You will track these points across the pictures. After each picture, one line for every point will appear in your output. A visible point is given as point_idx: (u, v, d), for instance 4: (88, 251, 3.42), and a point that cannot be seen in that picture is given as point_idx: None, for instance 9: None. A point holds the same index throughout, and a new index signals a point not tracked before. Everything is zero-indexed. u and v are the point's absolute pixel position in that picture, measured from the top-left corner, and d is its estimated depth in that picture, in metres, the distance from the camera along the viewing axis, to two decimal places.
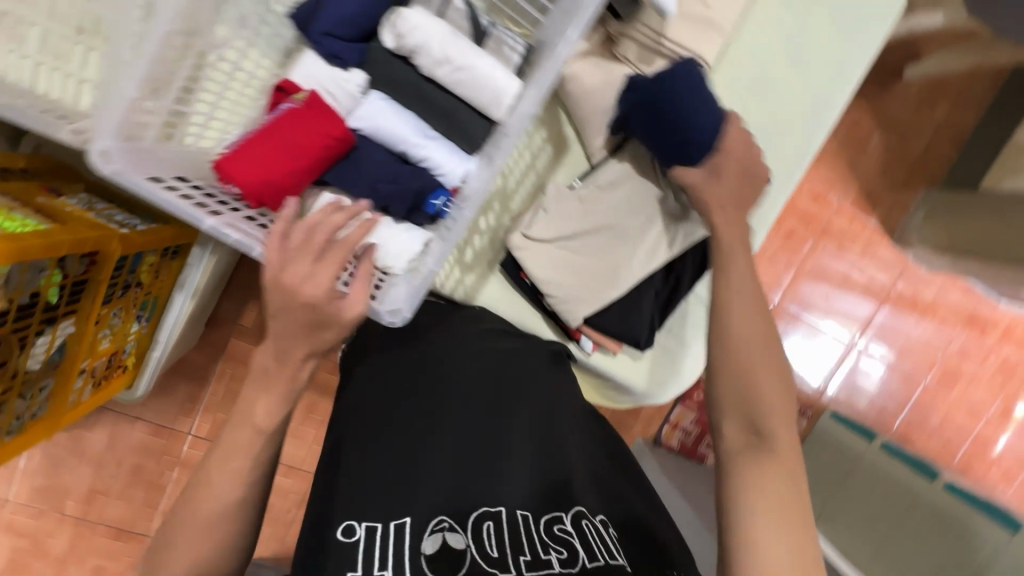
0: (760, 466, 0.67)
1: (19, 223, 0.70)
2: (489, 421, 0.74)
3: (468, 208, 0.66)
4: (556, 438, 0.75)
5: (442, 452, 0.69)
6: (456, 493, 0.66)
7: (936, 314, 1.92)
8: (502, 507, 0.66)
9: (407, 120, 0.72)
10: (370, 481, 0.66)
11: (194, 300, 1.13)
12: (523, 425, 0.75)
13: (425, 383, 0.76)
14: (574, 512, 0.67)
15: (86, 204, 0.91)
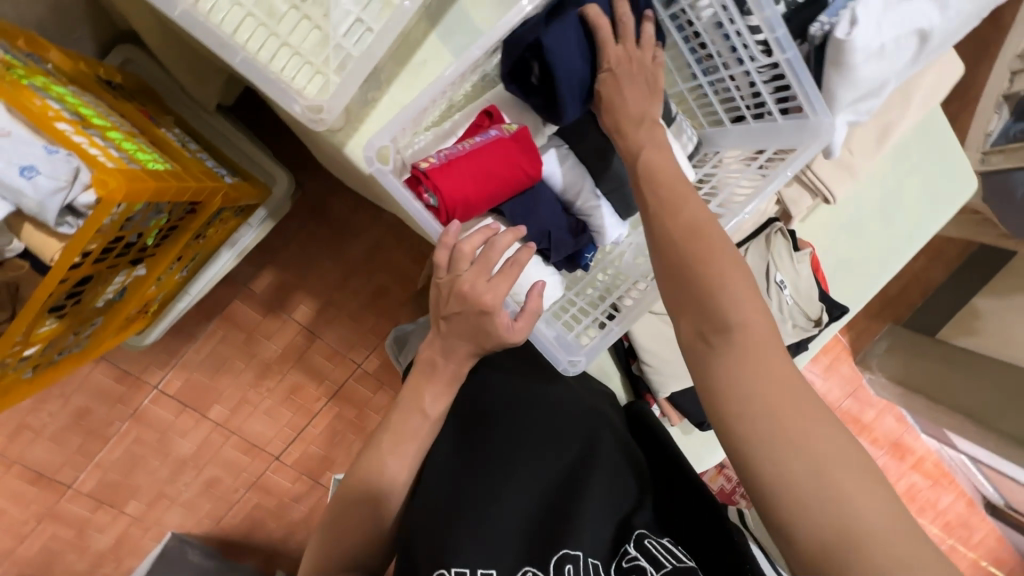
0: (729, 371, 0.48)
1: (148, 155, 0.65)
2: (554, 462, 0.72)
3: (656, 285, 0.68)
4: (622, 468, 0.71)
5: (520, 494, 0.69)
6: (535, 543, 0.65)
7: (871, 433, 2.15)
8: (581, 550, 0.62)
9: (581, 174, 0.70)
10: (454, 531, 0.65)
11: (237, 260, 1.06)
12: (594, 454, 0.71)
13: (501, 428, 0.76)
14: (637, 537, 0.64)
15: (181, 141, 0.85)
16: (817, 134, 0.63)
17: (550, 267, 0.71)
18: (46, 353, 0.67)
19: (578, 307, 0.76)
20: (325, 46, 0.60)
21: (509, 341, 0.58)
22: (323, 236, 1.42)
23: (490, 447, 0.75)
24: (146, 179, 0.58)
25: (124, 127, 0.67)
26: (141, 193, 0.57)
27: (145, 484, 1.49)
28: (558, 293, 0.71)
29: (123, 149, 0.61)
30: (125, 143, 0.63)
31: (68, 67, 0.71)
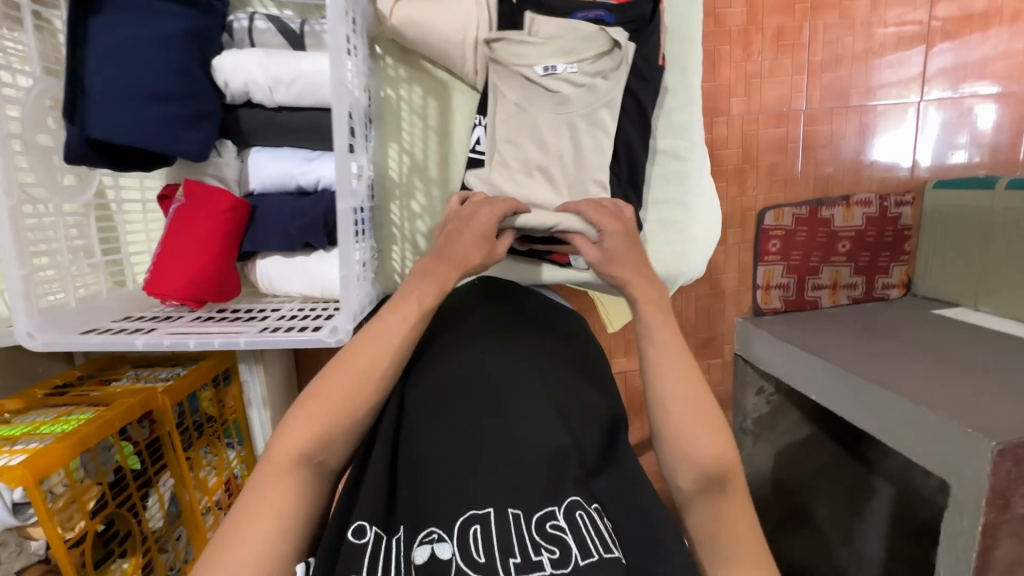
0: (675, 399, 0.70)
1: (74, 421, 0.80)
2: (500, 405, 0.70)
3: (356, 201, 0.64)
4: (565, 412, 0.72)
5: (469, 446, 0.66)
6: (454, 500, 0.63)
7: (1003, 15, 1.58)
8: (494, 506, 0.62)
9: (285, 157, 0.71)
10: (369, 499, 0.63)
11: (269, 408, 1.20)
12: (533, 401, 0.71)
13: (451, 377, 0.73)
14: (569, 503, 0.64)
15: (134, 378, 1.01)
16: None
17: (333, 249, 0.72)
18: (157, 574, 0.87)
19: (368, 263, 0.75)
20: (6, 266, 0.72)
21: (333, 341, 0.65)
22: None
23: (456, 396, 0.71)
24: (54, 445, 0.71)
25: (58, 414, 0.83)
26: (56, 457, 0.70)
27: None
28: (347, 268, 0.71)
29: (42, 435, 0.76)
30: (51, 428, 0.78)
31: (22, 401, 0.90)
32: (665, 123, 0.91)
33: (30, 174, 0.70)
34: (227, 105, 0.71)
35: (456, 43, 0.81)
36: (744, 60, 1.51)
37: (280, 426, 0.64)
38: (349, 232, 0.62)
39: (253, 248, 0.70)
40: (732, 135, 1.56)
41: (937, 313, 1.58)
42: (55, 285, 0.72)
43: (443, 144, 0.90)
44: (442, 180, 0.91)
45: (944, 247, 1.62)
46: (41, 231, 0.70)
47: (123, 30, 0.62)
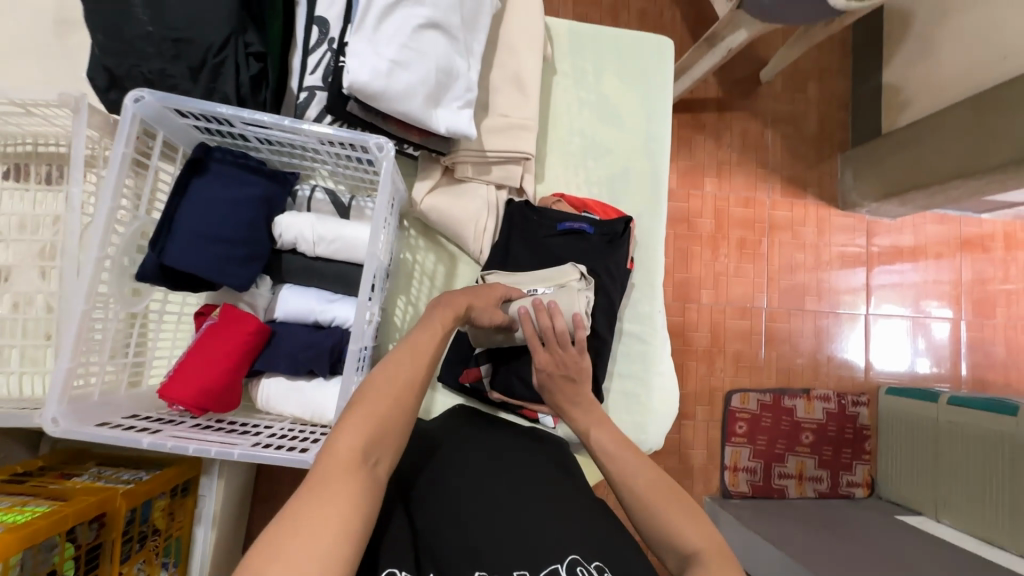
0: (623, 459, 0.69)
1: (27, 513, 0.79)
2: (507, 483, 0.73)
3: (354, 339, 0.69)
4: (564, 495, 0.73)
5: (477, 521, 0.66)
6: (472, 559, 0.62)
7: (929, 253, 1.88)
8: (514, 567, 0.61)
9: (310, 293, 0.77)
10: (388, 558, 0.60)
11: (215, 529, 1.18)
12: (536, 486, 0.74)
13: (459, 458, 0.76)
14: (568, 561, 0.61)
15: (94, 476, 1.00)
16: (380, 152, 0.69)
17: (333, 379, 0.75)
18: None
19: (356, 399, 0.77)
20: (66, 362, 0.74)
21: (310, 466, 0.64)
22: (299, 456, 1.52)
23: (464, 478, 0.73)
24: (5, 535, 0.71)
25: (13, 503, 0.82)
26: (4, 548, 0.69)
27: None
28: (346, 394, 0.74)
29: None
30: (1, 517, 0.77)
31: None
32: (630, 310, 0.91)
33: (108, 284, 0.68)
34: (276, 249, 0.78)
35: None
36: (713, 259, 1.76)
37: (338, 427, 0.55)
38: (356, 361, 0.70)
39: (262, 366, 0.74)
40: (702, 320, 1.74)
41: (901, 518, 1.59)
42: (90, 372, 0.67)
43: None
44: None
45: (901, 451, 1.70)
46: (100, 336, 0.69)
47: (213, 187, 0.70)
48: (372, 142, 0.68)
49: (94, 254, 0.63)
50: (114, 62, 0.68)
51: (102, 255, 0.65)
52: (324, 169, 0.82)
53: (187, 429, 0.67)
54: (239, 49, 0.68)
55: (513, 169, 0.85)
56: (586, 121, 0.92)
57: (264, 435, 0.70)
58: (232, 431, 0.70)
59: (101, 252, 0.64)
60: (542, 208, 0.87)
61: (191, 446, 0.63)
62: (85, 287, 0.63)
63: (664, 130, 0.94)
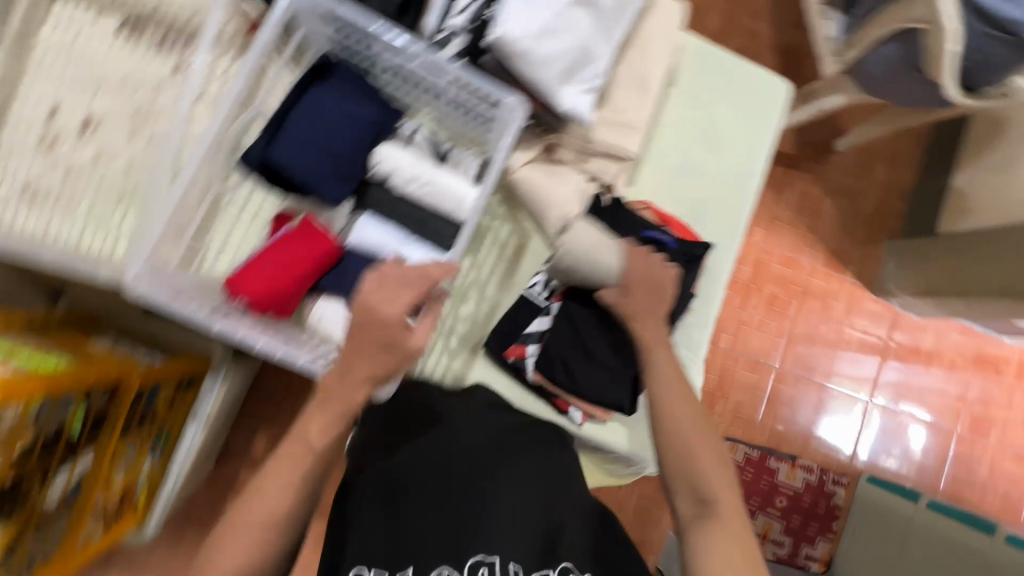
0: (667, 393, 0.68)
1: (49, 364, 0.78)
2: (496, 467, 0.69)
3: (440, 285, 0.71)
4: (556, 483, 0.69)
5: (459, 503, 0.65)
6: (451, 544, 0.61)
7: (943, 359, 1.91)
8: (497, 555, 0.59)
9: (387, 228, 0.76)
10: (367, 538, 0.61)
11: (205, 430, 1.16)
12: (523, 470, 0.69)
13: (448, 428, 0.73)
14: (560, 568, 0.59)
15: (109, 347, 1.00)
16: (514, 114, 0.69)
17: None
18: (15, 556, 0.78)
19: None
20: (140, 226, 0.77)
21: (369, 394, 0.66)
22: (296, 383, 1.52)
23: (449, 449, 0.70)
24: (31, 380, 0.69)
25: (36, 351, 0.82)
26: (27, 392, 0.68)
27: None
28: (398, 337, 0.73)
29: (19, 363, 0.75)
30: (25, 361, 0.76)
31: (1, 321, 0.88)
32: (679, 333, 0.91)
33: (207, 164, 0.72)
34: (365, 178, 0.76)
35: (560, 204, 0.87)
36: (740, 307, 1.77)
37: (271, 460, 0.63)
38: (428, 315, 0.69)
39: (325, 286, 0.73)
40: (713, 362, 1.76)
41: None
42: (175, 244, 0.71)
43: (507, 276, 0.88)
44: (495, 304, 0.87)
45: (867, 540, 1.72)
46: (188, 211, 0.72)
47: (332, 101, 0.71)
48: (510, 98, 0.69)
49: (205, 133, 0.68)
50: None
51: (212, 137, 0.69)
52: (432, 108, 0.80)
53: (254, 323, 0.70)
54: None
55: (610, 166, 0.85)
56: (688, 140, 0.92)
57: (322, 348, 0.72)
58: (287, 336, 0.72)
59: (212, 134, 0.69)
60: (630, 210, 0.86)
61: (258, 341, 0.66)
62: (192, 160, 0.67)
63: (759, 169, 0.94)
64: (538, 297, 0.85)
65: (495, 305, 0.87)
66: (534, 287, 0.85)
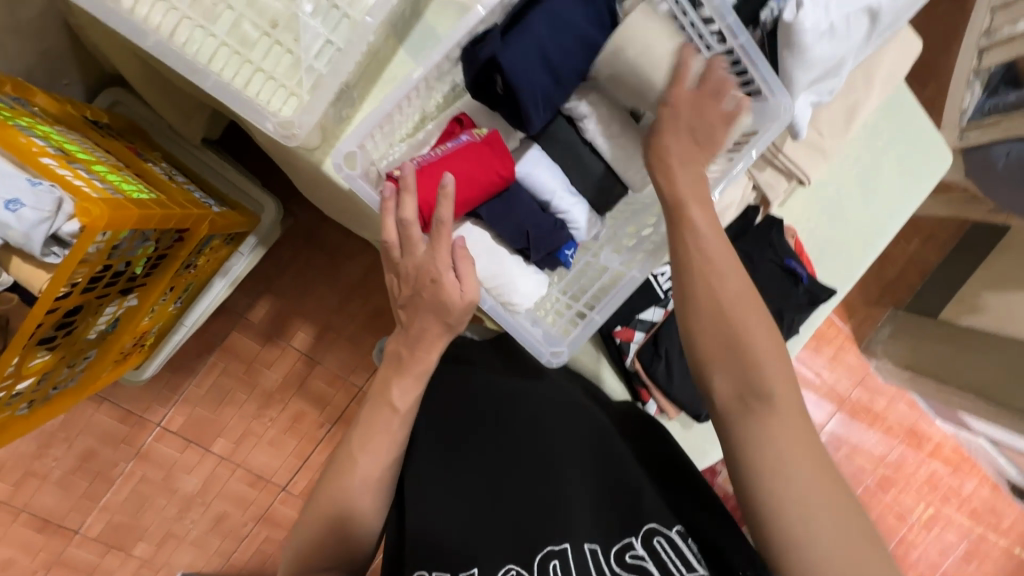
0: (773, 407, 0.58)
1: (132, 186, 0.66)
2: (550, 452, 0.71)
3: (640, 272, 0.69)
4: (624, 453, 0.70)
5: (515, 491, 0.69)
6: (517, 536, 0.65)
7: (883, 423, 2.12)
8: (569, 544, 0.63)
9: (556, 174, 0.69)
10: (435, 535, 0.66)
11: (231, 287, 1.08)
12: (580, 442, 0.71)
13: (500, 411, 0.75)
14: (645, 530, 0.63)
15: (167, 174, 0.87)
16: (776, 116, 0.61)
17: (531, 267, 0.70)
18: (41, 386, 0.69)
19: (559, 302, 0.76)
20: (297, 69, 0.63)
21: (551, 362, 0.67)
22: (316, 262, 1.43)
23: (501, 437, 0.73)
24: (129, 207, 0.59)
25: (110, 163, 0.69)
26: (126, 220, 0.58)
27: (153, 524, 1.45)
28: (538, 291, 0.70)
29: (104, 178, 0.63)
30: (108, 176, 0.64)
31: (55, 109, 0.73)
32: None
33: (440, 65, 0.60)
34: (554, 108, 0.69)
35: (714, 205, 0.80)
36: None
37: (354, 444, 0.59)
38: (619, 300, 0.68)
39: (486, 215, 0.66)
40: None
41: None
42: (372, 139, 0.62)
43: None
44: None
45: None
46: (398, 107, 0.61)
47: (583, 17, 0.60)
48: (781, 98, 0.60)
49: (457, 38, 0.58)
50: None
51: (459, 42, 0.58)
52: None
53: None
54: None
55: (781, 185, 0.81)
56: (848, 178, 0.89)
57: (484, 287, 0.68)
58: None
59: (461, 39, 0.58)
60: (782, 235, 0.83)
61: None
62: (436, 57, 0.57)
63: (895, 228, 0.92)
64: (660, 285, 0.84)
65: None
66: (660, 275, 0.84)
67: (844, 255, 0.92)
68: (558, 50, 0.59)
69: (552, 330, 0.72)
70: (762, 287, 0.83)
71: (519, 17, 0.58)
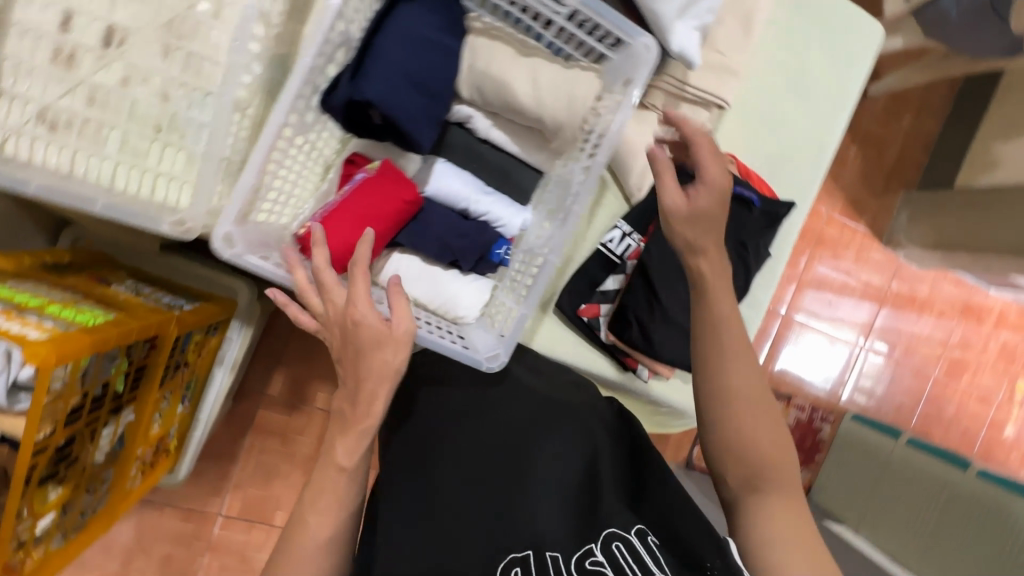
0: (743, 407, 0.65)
1: (89, 315, 0.71)
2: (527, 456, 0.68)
3: (553, 252, 0.64)
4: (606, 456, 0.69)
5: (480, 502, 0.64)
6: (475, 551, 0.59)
7: (933, 309, 2.00)
8: (534, 549, 0.57)
9: (467, 180, 0.69)
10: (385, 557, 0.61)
11: (232, 373, 1.12)
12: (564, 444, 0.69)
13: (479, 421, 0.73)
14: (604, 536, 0.57)
15: (133, 290, 0.91)
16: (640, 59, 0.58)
17: (469, 276, 0.70)
18: (71, 516, 0.75)
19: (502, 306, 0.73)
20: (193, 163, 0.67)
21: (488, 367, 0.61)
22: None
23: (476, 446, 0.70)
24: (79, 336, 0.62)
25: (64, 299, 0.73)
26: (77, 349, 0.62)
27: None
28: (481, 299, 0.70)
29: (61, 317, 0.67)
30: (62, 313, 0.68)
31: (11, 265, 0.79)
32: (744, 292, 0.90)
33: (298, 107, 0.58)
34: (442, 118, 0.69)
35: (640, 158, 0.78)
36: None
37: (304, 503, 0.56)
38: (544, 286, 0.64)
39: (405, 242, 0.67)
40: None
41: (824, 523, 1.80)
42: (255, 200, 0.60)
43: (580, 230, 0.82)
44: (568, 257, 0.83)
45: (845, 470, 1.89)
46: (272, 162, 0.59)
47: (427, 23, 0.60)
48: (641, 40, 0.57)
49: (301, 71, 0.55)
50: None
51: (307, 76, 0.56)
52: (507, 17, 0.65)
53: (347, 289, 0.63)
54: None
55: (703, 116, 0.78)
56: (774, 85, 0.85)
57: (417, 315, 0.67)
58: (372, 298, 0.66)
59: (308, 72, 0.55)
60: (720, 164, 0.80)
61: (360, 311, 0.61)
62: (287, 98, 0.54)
63: (839, 122, 0.89)
64: (611, 251, 0.81)
65: (569, 263, 0.82)
66: (609, 241, 0.82)
67: (796, 163, 0.88)
68: (414, 64, 0.58)
69: (492, 335, 0.68)
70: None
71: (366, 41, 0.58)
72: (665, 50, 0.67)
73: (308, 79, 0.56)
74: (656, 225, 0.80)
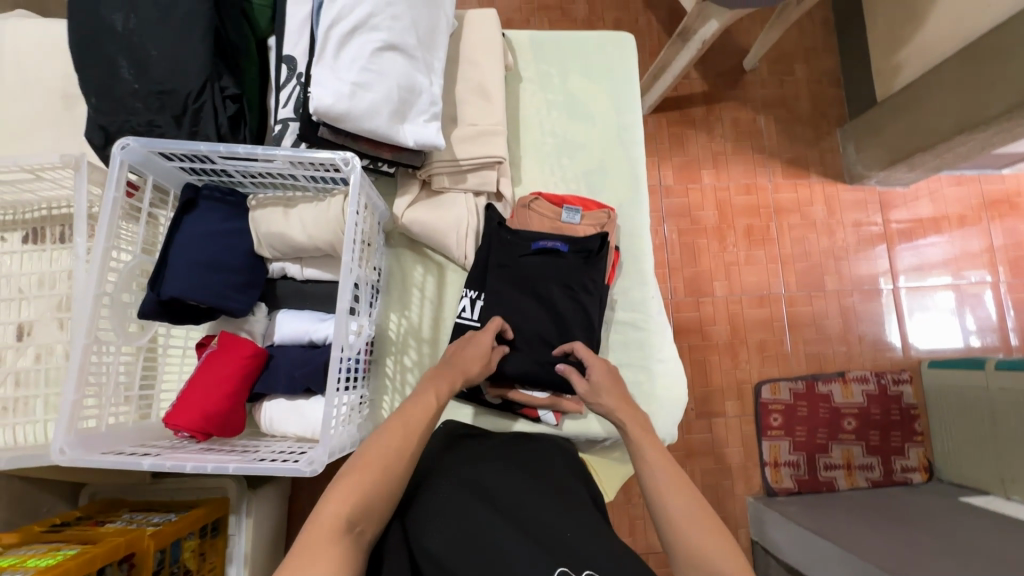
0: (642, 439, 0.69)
1: (60, 555, 0.83)
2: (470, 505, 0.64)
3: (338, 347, 0.66)
4: (556, 505, 0.66)
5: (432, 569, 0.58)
6: None
7: (951, 218, 1.79)
8: None
9: (303, 316, 0.80)
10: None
11: (248, 568, 1.16)
12: (514, 495, 0.66)
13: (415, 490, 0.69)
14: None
15: (127, 521, 1.04)
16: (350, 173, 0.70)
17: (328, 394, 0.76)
18: None
19: (353, 409, 0.76)
20: None
21: (306, 474, 0.62)
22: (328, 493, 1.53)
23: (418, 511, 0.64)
24: None
25: (46, 549, 0.86)
26: None
27: None
28: None
29: (27, 567, 0.79)
30: (36, 561, 0.81)
31: (19, 536, 0.93)
32: (621, 299, 0.90)
33: (109, 322, 0.68)
34: (268, 279, 0.82)
35: (450, 235, 0.85)
36: (721, 251, 1.73)
37: None
38: (337, 377, 0.65)
39: (262, 389, 0.76)
40: (719, 313, 1.70)
41: (964, 499, 1.46)
42: (95, 411, 0.67)
43: (436, 312, 0.88)
44: (436, 340, 0.87)
45: (954, 427, 1.59)
46: (101, 371, 0.68)
47: (208, 220, 0.74)
48: (341, 159, 0.69)
49: (91, 292, 0.65)
50: (108, 120, 0.73)
51: (99, 294, 0.66)
52: (279, 184, 0.79)
53: (192, 452, 0.67)
54: (216, 93, 0.73)
55: (490, 173, 0.86)
56: (555, 121, 0.94)
57: (267, 455, 0.70)
58: (232, 451, 0.71)
59: (98, 291, 0.65)
60: (520, 211, 0.88)
61: (197, 465, 0.63)
62: (86, 316, 0.64)
63: (633, 119, 0.95)
64: (468, 318, 0.85)
65: (437, 346, 0.87)
66: (463, 311, 0.85)
67: (609, 170, 0.93)
68: (202, 253, 0.72)
69: (340, 439, 0.71)
70: (538, 278, 0.85)
71: (161, 250, 0.72)
72: (405, 148, 0.76)
73: (102, 292, 0.66)
74: (487, 291, 0.85)
